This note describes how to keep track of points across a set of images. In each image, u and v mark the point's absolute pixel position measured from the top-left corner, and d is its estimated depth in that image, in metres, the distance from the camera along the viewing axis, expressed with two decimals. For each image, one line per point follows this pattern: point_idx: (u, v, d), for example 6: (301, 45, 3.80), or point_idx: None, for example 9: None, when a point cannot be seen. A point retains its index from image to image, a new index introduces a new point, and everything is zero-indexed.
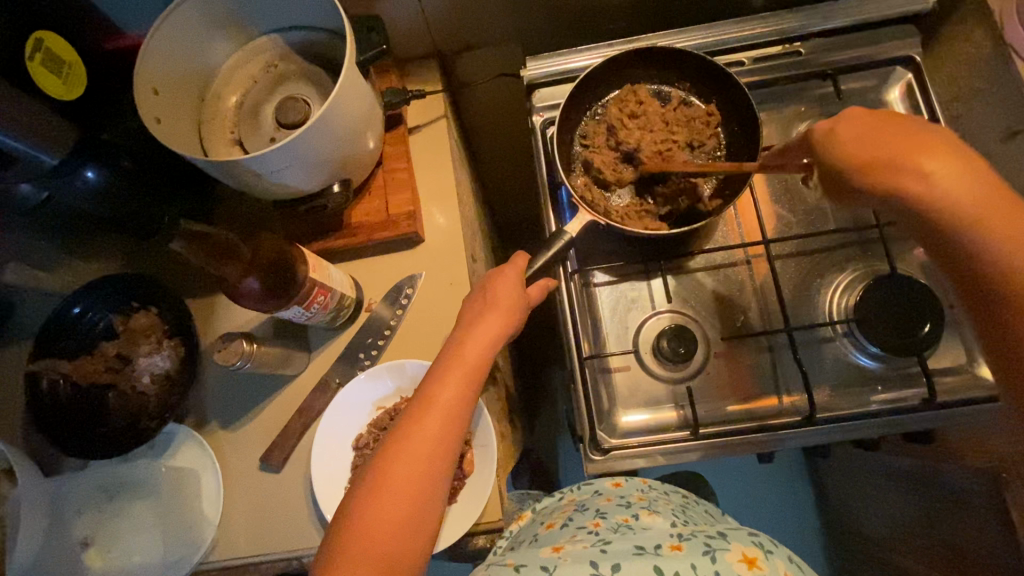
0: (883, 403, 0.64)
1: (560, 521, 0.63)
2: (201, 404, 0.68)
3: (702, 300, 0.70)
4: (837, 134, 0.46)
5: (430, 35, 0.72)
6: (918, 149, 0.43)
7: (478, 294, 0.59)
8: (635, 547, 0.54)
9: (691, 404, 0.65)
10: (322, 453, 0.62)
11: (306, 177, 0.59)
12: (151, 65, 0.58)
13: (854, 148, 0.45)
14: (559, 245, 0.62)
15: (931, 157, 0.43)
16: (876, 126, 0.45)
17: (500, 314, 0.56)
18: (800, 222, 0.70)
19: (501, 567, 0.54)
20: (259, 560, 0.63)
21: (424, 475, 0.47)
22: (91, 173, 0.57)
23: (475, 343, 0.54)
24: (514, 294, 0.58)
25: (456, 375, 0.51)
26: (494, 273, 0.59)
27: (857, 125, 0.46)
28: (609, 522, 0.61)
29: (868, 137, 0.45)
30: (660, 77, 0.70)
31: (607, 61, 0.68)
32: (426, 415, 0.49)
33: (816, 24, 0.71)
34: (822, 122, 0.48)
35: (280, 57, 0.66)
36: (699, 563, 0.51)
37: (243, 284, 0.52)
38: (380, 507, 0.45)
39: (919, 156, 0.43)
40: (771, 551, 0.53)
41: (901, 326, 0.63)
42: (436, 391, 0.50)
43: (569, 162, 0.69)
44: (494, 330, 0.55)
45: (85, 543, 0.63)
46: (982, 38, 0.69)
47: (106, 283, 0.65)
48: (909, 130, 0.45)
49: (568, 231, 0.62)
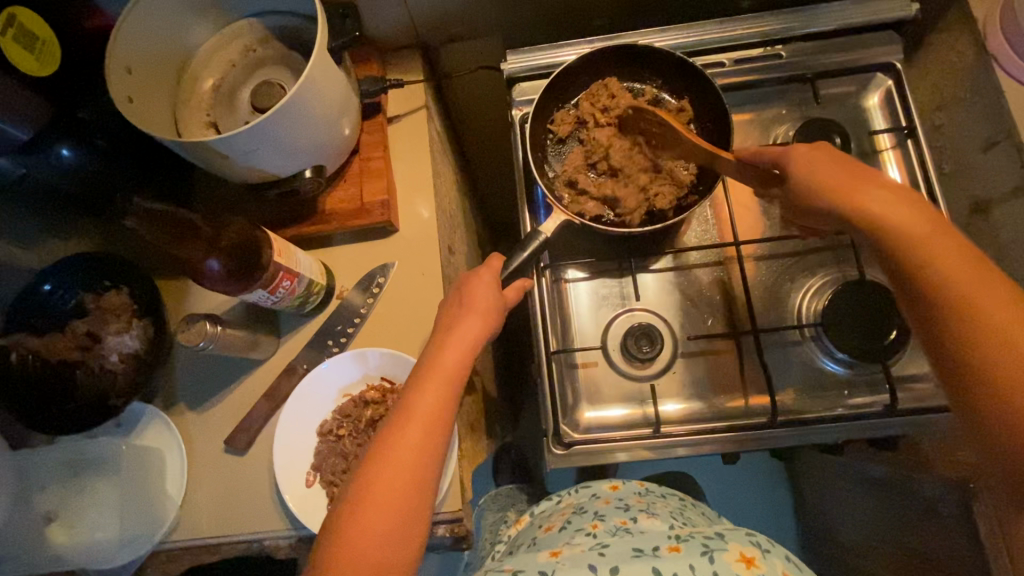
0: (848, 408, 0.65)
1: (558, 523, 0.64)
2: (169, 384, 0.68)
3: (673, 300, 0.70)
4: (811, 164, 0.52)
5: (412, 26, 0.72)
6: (865, 183, 0.50)
7: (455, 297, 0.58)
8: (634, 549, 0.54)
9: (654, 402, 0.65)
10: (285, 437, 0.62)
11: (278, 162, 0.60)
12: (124, 44, 0.58)
13: (809, 172, 0.52)
14: (533, 245, 0.62)
15: (873, 194, 0.49)
16: (845, 166, 0.51)
17: (476, 315, 0.55)
18: (775, 224, 0.70)
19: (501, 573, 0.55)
20: (221, 540, 0.64)
21: (408, 488, 0.46)
22: (66, 150, 0.58)
23: (453, 348, 0.53)
24: (490, 295, 0.57)
25: (436, 381, 0.51)
26: (471, 273, 0.59)
27: (824, 156, 0.52)
28: (607, 525, 0.61)
29: (852, 163, 0.52)
30: (633, 74, 0.70)
31: (579, 57, 0.68)
32: (407, 426, 0.49)
33: (798, 28, 0.70)
34: (800, 146, 0.54)
35: (259, 42, 0.66)
36: (698, 563, 0.51)
37: (204, 265, 0.52)
38: (364, 523, 0.45)
39: (863, 194, 0.49)
40: (768, 550, 0.53)
41: (867, 333, 0.63)
42: (416, 399, 0.50)
43: (538, 152, 0.69)
44: (473, 332, 0.55)
45: (48, 518, 0.63)
46: (966, 47, 0.69)
47: (79, 260, 0.66)
48: (866, 176, 0.50)
49: (542, 231, 0.62)
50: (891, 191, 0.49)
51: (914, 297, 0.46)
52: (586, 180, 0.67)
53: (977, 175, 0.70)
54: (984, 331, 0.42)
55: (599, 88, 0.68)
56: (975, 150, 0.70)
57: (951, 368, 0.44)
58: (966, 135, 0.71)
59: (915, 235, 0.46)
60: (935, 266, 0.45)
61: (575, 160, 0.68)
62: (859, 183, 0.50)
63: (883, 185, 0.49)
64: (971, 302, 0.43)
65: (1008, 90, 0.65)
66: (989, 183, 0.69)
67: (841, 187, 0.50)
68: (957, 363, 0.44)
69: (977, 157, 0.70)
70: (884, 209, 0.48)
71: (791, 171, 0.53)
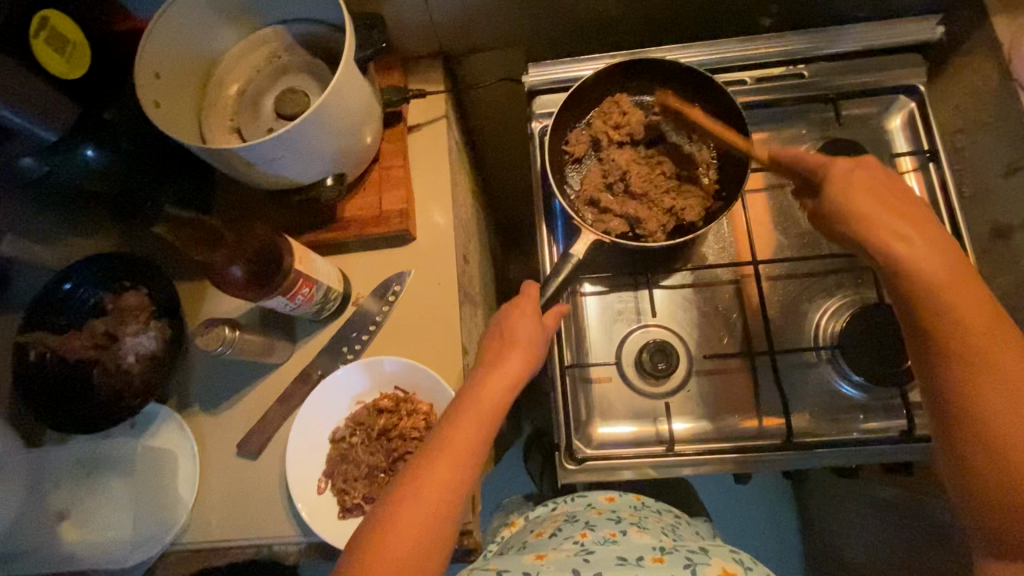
0: (863, 432, 0.64)
1: (550, 530, 0.65)
2: (184, 386, 0.68)
3: (689, 316, 0.69)
4: (848, 186, 0.49)
5: (435, 36, 0.73)
6: (900, 218, 0.47)
7: (497, 336, 0.58)
8: (618, 557, 0.54)
9: (668, 420, 0.65)
10: (299, 443, 0.62)
11: (300, 169, 0.60)
12: (153, 48, 0.58)
13: (850, 200, 0.48)
14: (566, 269, 0.62)
15: (909, 237, 0.46)
16: (893, 193, 0.49)
17: (518, 355, 0.55)
18: (794, 244, 0.70)
19: (485, 569, 0.54)
20: (231, 543, 0.64)
21: (425, 531, 0.43)
22: (90, 152, 0.59)
23: (492, 384, 0.53)
24: (530, 330, 0.57)
25: (470, 415, 0.50)
26: (512, 310, 0.59)
27: (870, 181, 0.49)
28: (596, 534, 0.61)
29: (894, 194, 0.49)
30: (642, 87, 0.70)
31: (590, 76, 0.68)
32: (435, 457, 0.47)
33: (821, 48, 0.70)
34: (842, 162, 0.51)
35: (285, 49, 0.66)
36: (679, 573, 0.50)
37: (226, 270, 0.53)
38: (380, 560, 0.42)
39: (899, 227, 0.47)
40: (750, 568, 0.53)
41: (886, 358, 0.63)
42: (448, 432, 0.48)
43: (557, 174, 0.69)
44: (512, 370, 0.54)
45: (61, 516, 0.64)
46: (991, 72, 0.68)
47: (99, 258, 0.67)
48: (909, 209, 0.48)
49: (574, 253, 0.63)
50: (931, 235, 0.46)
51: (923, 344, 0.45)
52: (608, 199, 0.66)
53: (998, 200, 0.70)
54: (982, 383, 0.42)
55: (608, 106, 0.69)
56: (996, 176, 0.69)
57: (950, 412, 0.44)
58: (988, 160, 0.71)
59: (937, 281, 0.44)
60: (959, 311, 0.43)
61: (593, 181, 0.68)
62: (889, 218, 0.47)
63: (919, 219, 0.47)
64: (975, 358, 0.43)
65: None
66: (1009, 209, 0.69)
67: (883, 224, 0.47)
68: (949, 409, 0.44)
69: (998, 182, 0.70)
70: (920, 252, 0.45)
71: (825, 194, 0.50)
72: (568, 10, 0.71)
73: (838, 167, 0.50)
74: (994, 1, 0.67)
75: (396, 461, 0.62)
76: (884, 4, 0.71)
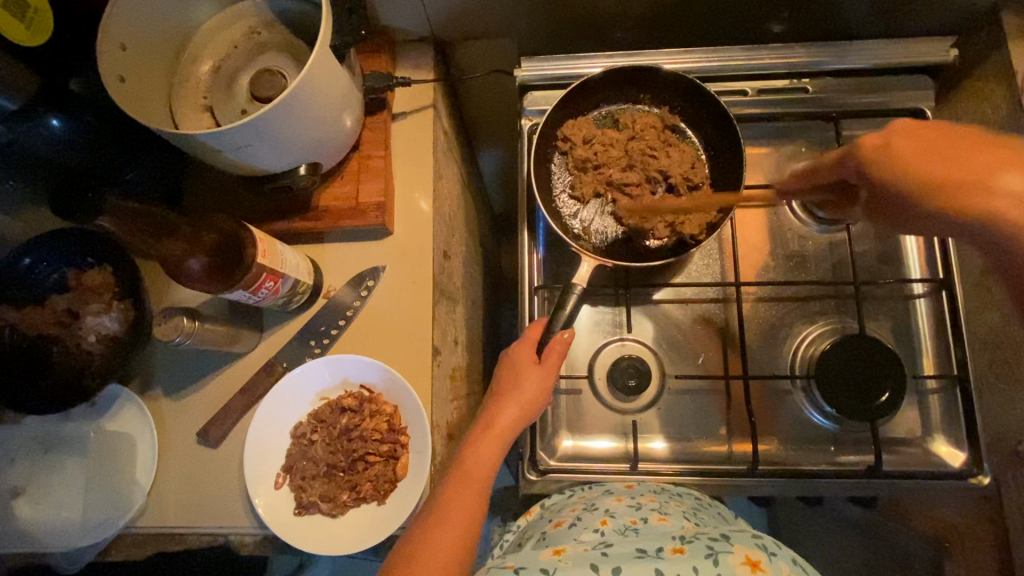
0: (832, 464, 0.64)
1: (568, 518, 0.59)
2: (147, 367, 0.67)
3: (667, 333, 0.68)
4: (889, 151, 0.47)
5: (426, 21, 0.69)
6: (993, 171, 0.42)
7: (499, 385, 0.59)
8: (636, 550, 0.51)
9: (635, 436, 0.64)
10: (258, 438, 0.61)
11: (268, 158, 0.57)
12: (121, 20, 0.55)
13: (908, 164, 0.46)
14: (571, 299, 0.60)
15: (1007, 174, 0.42)
16: (970, 147, 0.44)
17: (513, 403, 0.57)
18: (781, 266, 0.68)
19: (500, 568, 0.52)
20: (185, 531, 0.63)
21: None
22: (56, 120, 0.56)
23: (492, 441, 0.55)
24: (531, 376, 0.58)
25: (469, 479, 0.52)
26: (508, 360, 0.60)
27: (915, 137, 0.46)
28: (616, 521, 0.56)
29: (956, 141, 0.45)
30: (621, 97, 0.69)
31: (562, 98, 0.66)
32: (440, 521, 0.48)
33: (828, 63, 0.67)
34: (873, 140, 0.48)
35: (264, 25, 0.63)
36: (701, 566, 0.48)
37: (184, 264, 0.51)
38: None
39: (996, 176, 0.42)
40: (775, 553, 0.51)
41: (861, 392, 0.61)
42: (447, 498, 0.50)
43: (553, 201, 0.67)
44: (512, 420, 0.56)
45: (16, 493, 0.63)
46: (1001, 101, 0.65)
47: (58, 235, 0.63)
48: (969, 155, 0.44)
49: (578, 283, 0.60)
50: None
51: (1019, 283, 0.41)
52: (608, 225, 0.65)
53: None
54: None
55: (569, 128, 0.67)
56: None
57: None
58: None
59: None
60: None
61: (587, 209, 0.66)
62: (993, 171, 0.43)
63: (1012, 156, 0.42)
64: None
65: None
66: None
67: (960, 179, 0.43)
68: None
69: None
70: (1007, 202, 0.41)
71: (873, 169, 0.48)
72: (566, 4, 0.67)
73: (869, 143, 0.48)
74: (1012, 27, 0.63)
75: (355, 461, 0.61)
76: (899, 20, 0.67)
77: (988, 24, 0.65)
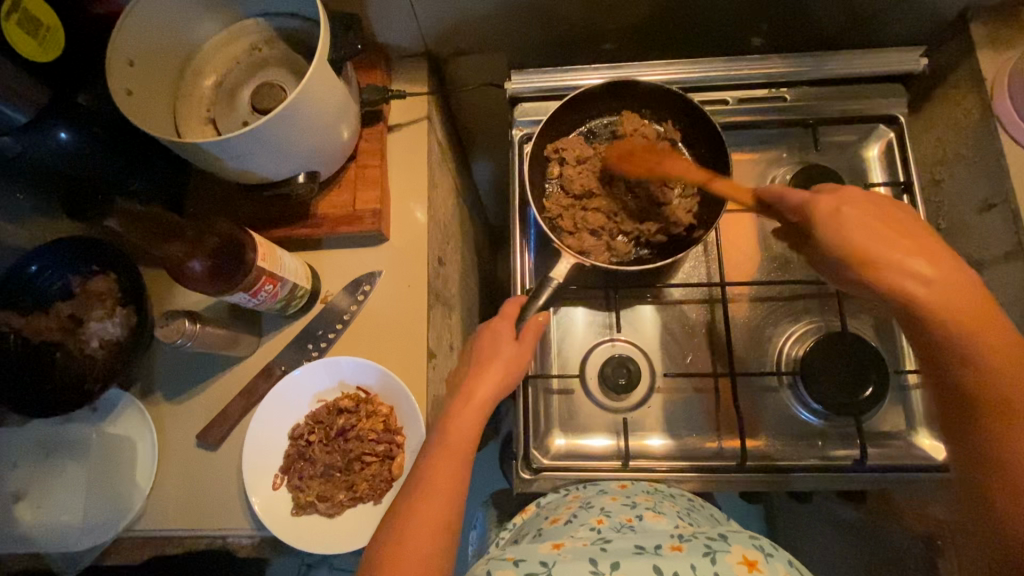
0: (819, 458, 0.65)
1: (564, 516, 0.60)
2: (148, 373, 0.69)
3: (656, 333, 0.70)
4: (847, 221, 0.52)
5: (420, 38, 0.72)
6: (909, 254, 0.50)
7: (478, 358, 0.60)
8: (635, 546, 0.52)
9: (626, 434, 0.66)
10: (257, 440, 0.62)
11: (268, 166, 0.59)
12: (130, 37, 0.58)
13: (852, 236, 0.51)
14: (544, 292, 0.63)
15: (910, 259, 0.50)
16: (885, 227, 0.51)
17: (491, 380, 0.57)
18: (766, 267, 0.70)
19: (499, 560, 0.52)
20: (184, 533, 0.64)
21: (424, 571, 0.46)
22: (62, 133, 0.57)
23: (466, 413, 0.55)
24: (517, 364, 0.59)
25: (448, 457, 0.52)
26: (486, 339, 0.61)
27: (864, 210, 0.52)
28: (612, 519, 0.57)
29: (878, 225, 0.51)
30: (619, 108, 0.71)
31: (567, 101, 0.68)
32: (421, 503, 0.48)
33: (804, 73, 0.70)
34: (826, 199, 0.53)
35: (265, 42, 0.66)
36: (699, 563, 0.49)
37: (187, 266, 0.53)
38: None
39: (901, 261, 0.50)
40: (771, 554, 0.51)
41: (844, 386, 0.63)
42: (429, 475, 0.50)
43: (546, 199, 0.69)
44: (489, 394, 0.57)
45: (16, 496, 0.64)
46: (972, 107, 0.68)
47: (65, 242, 0.65)
48: (911, 238, 0.51)
49: (553, 276, 0.63)
50: (937, 259, 0.49)
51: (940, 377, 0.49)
52: (597, 225, 0.67)
53: (971, 235, 0.69)
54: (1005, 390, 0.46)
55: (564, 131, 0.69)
56: (971, 210, 0.69)
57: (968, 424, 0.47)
58: (963, 194, 0.70)
59: (993, 362, 0.46)
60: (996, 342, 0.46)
61: (579, 206, 0.68)
62: (904, 258, 0.50)
63: (919, 243, 0.50)
64: (962, 316, 0.47)
65: (1008, 154, 0.64)
66: (982, 245, 0.68)
67: (875, 253, 0.50)
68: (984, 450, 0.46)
69: (972, 216, 0.69)
70: (927, 278, 0.49)
71: (820, 234, 0.53)
72: (554, 20, 0.70)
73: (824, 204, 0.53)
74: (980, 36, 0.66)
75: (352, 461, 0.63)
76: (873, 30, 0.70)
77: (957, 33, 0.69)
